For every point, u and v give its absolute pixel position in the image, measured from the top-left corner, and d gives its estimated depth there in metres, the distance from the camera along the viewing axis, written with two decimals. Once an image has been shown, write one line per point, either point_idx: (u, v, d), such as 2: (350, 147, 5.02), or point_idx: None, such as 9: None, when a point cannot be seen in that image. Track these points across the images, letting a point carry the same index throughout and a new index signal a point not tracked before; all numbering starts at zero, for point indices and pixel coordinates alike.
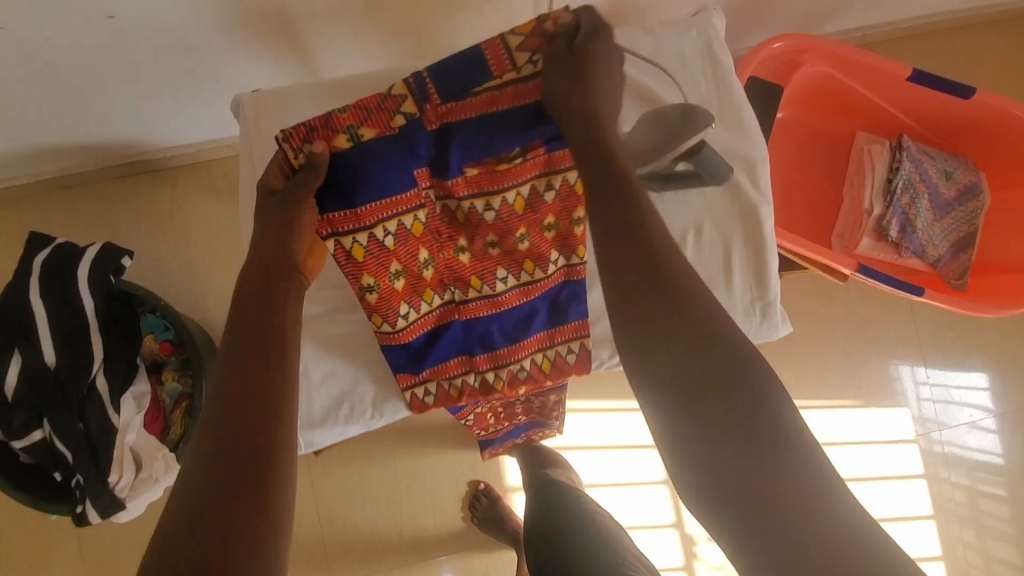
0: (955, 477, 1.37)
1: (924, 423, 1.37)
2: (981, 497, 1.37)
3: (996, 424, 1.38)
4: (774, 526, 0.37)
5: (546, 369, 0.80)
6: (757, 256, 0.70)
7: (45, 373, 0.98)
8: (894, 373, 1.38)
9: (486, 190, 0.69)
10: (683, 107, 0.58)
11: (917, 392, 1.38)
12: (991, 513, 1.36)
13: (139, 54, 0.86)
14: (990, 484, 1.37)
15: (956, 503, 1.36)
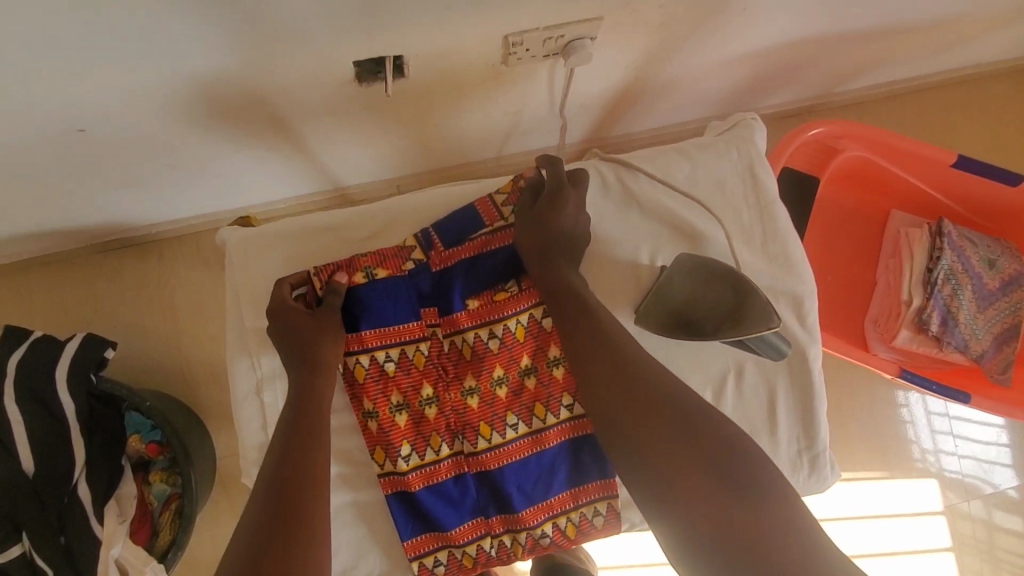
0: (972, 509, 1.30)
1: (937, 456, 1.30)
2: (998, 532, 1.29)
3: (1010, 455, 1.30)
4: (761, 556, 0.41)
5: (570, 534, 0.60)
6: (806, 400, 0.63)
7: (24, 484, 0.90)
8: (902, 401, 1.31)
9: (487, 320, 0.58)
10: (738, 279, 0.58)
11: (929, 421, 1.31)
12: (1008, 549, 1.29)
13: (118, 152, 0.79)
14: (1006, 517, 1.30)
15: (977, 540, 1.29)
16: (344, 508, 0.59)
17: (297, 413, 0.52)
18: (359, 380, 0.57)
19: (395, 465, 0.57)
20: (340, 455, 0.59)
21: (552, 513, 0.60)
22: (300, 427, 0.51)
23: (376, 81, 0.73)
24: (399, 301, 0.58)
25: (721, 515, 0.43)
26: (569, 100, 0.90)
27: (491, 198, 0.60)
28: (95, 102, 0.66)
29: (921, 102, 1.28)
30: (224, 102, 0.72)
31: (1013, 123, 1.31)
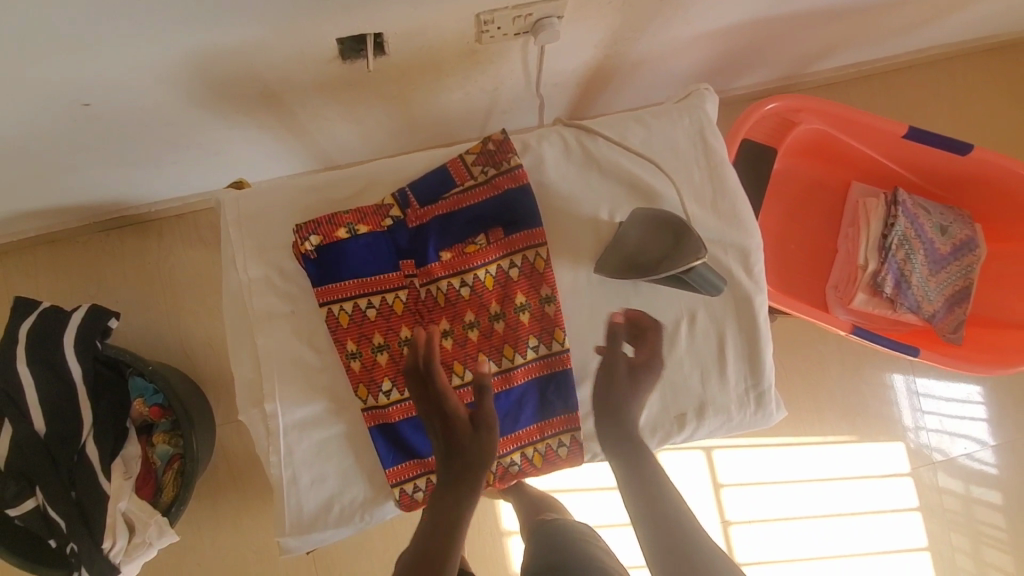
0: (949, 484, 1.36)
1: (919, 433, 1.37)
2: (977, 505, 1.36)
3: (990, 435, 1.37)
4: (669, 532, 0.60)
5: (537, 463, 0.67)
6: (752, 344, 0.70)
7: (33, 442, 0.97)
8: (889, 383, 1.37)
9: (459, 270, 0.65)
10: (682, 226, 0.63)
11: (914, 403, 1.37)
12: (987, 520, 1.36)
13: (120, 131, 0.84)
14: (987, 493, 1.36)
15: (951, 512, 1.35)
16: (333, 439, 0.65)
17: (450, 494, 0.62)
18: (343, 325, 0.63)
19: (376, 399, 0.64)
20: (327, 393, 0.64)
21: (520, 443, 0.66)
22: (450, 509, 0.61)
23: (359, 58, 0.79)
24: (380, 254, 0.64)
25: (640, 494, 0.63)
26: (544, 77, 0.96)
27: (462, 159, 0.66)
28: (98, 79, 0.72)
29: (888, 81, 1.34)
30: (218, 79, 0.78)
31: (979, 100, 1.36)
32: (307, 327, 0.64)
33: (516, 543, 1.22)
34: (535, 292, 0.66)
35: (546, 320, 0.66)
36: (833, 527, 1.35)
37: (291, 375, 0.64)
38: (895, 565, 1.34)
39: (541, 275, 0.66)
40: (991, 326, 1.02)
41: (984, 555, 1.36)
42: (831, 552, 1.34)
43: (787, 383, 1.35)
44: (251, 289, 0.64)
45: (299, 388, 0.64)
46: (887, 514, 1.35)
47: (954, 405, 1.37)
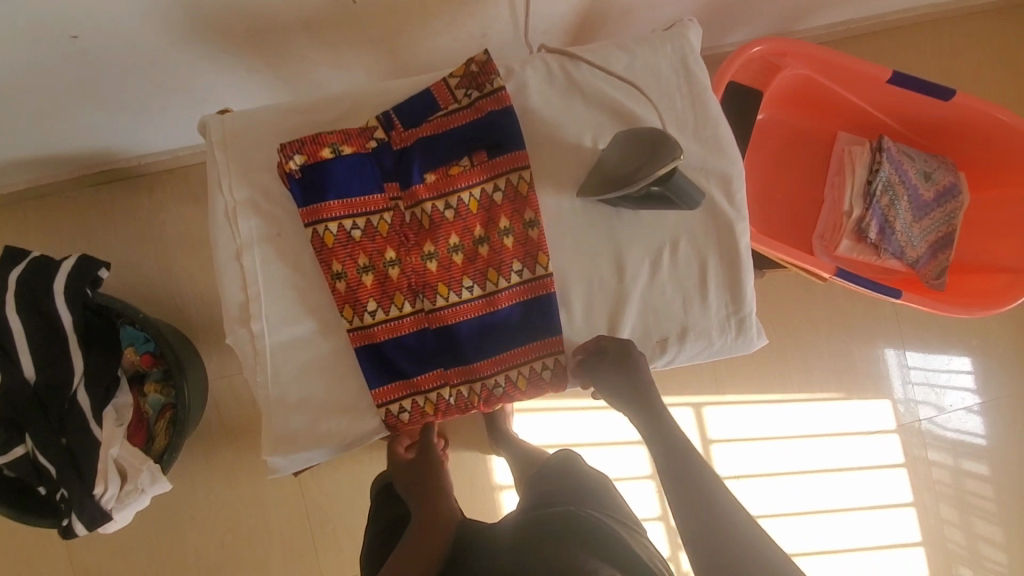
0: (936, 456, 1.38)
1: (910, 404, 1.39)
2: (966, 478, 1.39)
3: (979, 407, 1.39)
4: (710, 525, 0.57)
5: (521, 386, 0.68)
6: (733, 271, 0.70)
7: (23, 389, 0.95)
8: (880, 358, 1.38)
9: (443, 193, 0.65)
10: (658, 133, 0.63)
11: (905, 375, 1.39)
12: (975, 491, 1.39)
13: (105, 70, 0.84)
14: (974, 463, 1.39)
15: (941, 483, 1.38)
16: (319, 361, 0.65)
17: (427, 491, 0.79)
18: (327, 246, 0.64)
19: (362, 320, 0.64)
20: (312, 314, 0.65)
21: (504, 365, 0.67)
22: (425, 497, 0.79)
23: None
24: (364, 176, 0.64)
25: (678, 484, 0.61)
26: (532, 22, 0.95)
27: (445, 83, 0.66)
28: (86, 10, 0.71)
29: (878, 41, 1.34)
30: (205, 14, 0.77)
31: (970, 62, 1.36)
32: (293, 249, 0.65)
33: (510, 497, 1.20)
34: (519, 216, 0.66)
35: (530, 244, 0.66)
36: (822, 486, 1.37)
37: (277, 296, 0.65)
38: (883, 527, 1.36)
39: (525, 198, 0.66)
40: (973, 272, 1.03)
41: (969, 519, 1.38)
42: (819, 510, 1.36)
43: (776, 341, 1.36)
44: (237, 211, 0.65)
45: (285, 309, 0.65)
46: (875, 476, 1.37)
47: (943, 375, 1.39)
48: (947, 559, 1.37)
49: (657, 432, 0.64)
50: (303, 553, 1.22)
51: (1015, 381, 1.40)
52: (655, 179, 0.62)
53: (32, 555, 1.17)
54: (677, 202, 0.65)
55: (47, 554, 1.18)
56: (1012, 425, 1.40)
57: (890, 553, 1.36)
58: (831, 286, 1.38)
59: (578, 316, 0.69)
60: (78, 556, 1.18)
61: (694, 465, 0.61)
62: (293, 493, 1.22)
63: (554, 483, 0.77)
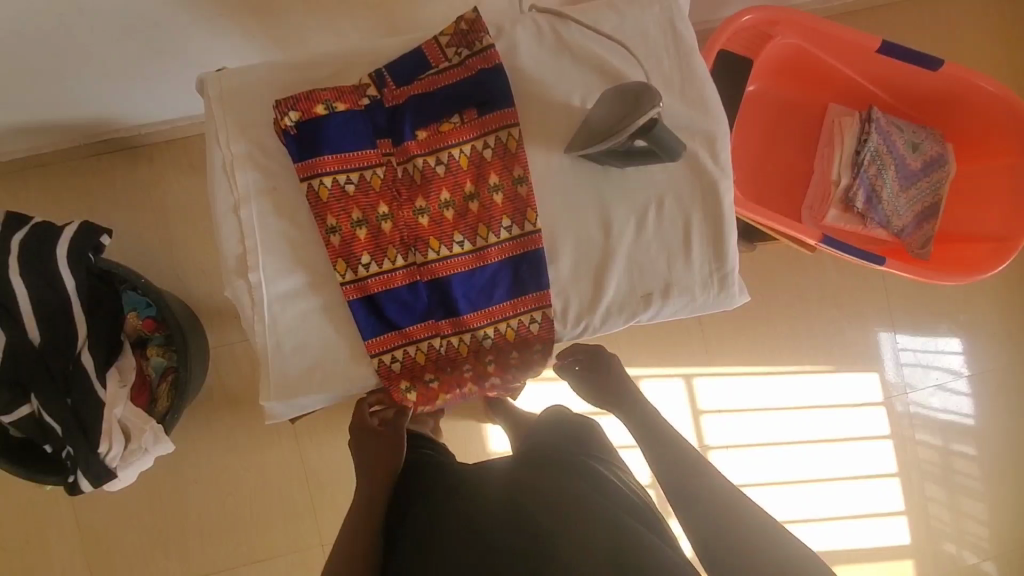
0: (924, 436, 1.41)
1: (900, 385, 1.41)
2: (955, 458, 1.42)
3: (967, 386, 1.42)
4: (709, 504, 0.65)
5: (510, 339, 0.70)
6: (716, 229, 0.72)
7: (28, 350, 0.98)
8: (871, 339, 1.41)
9: (434, 149, 0.67)
10: (640, 86, 0.65)
11: (897, 356, 1.41)
12: (963, 471, 1.42)
13: (104, 33, 0.86)
14: (962, 442, 1.42)
15: (930, 463, 1.41)
16: (314, 311, 0.68)
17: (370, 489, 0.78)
18: (322, 200, 0.65)
19: (356, 273, 0.67)
20: (308, 266, 0.67)
21: (493, 318, 0.69)
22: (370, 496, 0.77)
23: None
24: (357, 131, 0.66)
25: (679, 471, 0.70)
26: None
27: (436, 42, 0.68)
28: None
29: (874, 15, 1.34)
30: None
31: (964, 37, 1.37)
32: (289, 202, 0.67)
33: None
34: (508, 173, 0.68)
35: (518, 201, 0.68)
36: (812, 460, 1.39)
37: (273, 248, 0.67)
38: (870, 501, 1.39)
39: (515, 155, 0.68)
40: (957, 241, 1.05)
41: (956, 496, 1.41)
42: (808, 485, 1.39)
43: (766, 315, 1.39)
44: (234, 164, 0.67)
45: (281, 260, 0.67)
46: (864, 451, 1.40)
47: (932, 355, 1.41)
48: (932, 535, 1.40)
49: (657, 430, 0.76)
50: (301, 517, 1.25)
51: (1005, 362, 1.42)
52: (637, 130, 0.64)
53: (37, 514, 1.21)
54: (660, 155, 0.67)
55: (52, 513, 1.21)
56: (999, 406, 1.42)
57: (878, 525, 1.39)
58: (822, 260, 1.39)
59: (564, 271, 0.71)
60: (84, 516, 1.21)
61: (690, 456, 0.71)
62: (293, 459, 1.25)
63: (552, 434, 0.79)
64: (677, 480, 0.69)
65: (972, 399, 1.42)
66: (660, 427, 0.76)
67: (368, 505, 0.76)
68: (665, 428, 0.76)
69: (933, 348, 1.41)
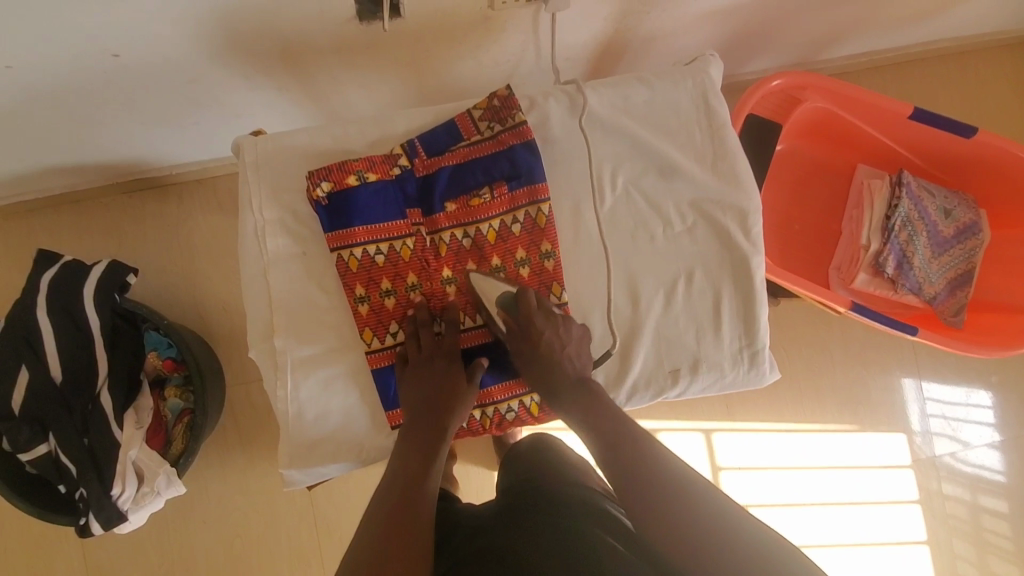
0: (954, 497, 1.36)
1: (928, 438, 1.36)
2: (985, 514, 1.36)
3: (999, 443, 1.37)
4: (652, 496, 0.57)
5: (533, 412, 0.70)
6: (748, 303, 0.71)
7: (49, 389, 0.99)
8: (898, 395, 1.37)
9: (462, 222, 0.67)
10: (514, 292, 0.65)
11: (924, 407, 1.37)
12: (994, 531, 1.36)
13: (144, 85, 0.87)
14: (993, 498, 1.36)
15: (959, 520, 1.35)
16: (337, 378, 0.67)
17: (396, 474, 0.62)
18: (352, 270, 0.66)
19: (383, 341, 0.67)
20: (333, 332, 0.67)
21: (518, 391, 0.69)
22: (398, 486, 0.62)
23: (376, 20, 0.81)
24: (389, 202, 0.66)
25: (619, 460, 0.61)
26: (555, 51, 0.98)
27: (469, 115, 0.68)
28: (128, 30, 0.74)
29: (900, 72, 1.34)
30: (242, 36, 0.80)
31: (992, 94, 1.36)
32: (318, 267, 0.67)
33: None
34: (534, 247, 0.68)
35: (544, 274, 0.68)
36: (835, 520, 1.35)
37: (299, 313, 0.66)
38: (897, 563, 1.34)
39: (541, 230, 0.67)
40: (990, 311, 1.03)
41: (989, 561, 1.35)
42: (831, 545, 1.34)
43: (791, 370, 1.35)
44: (265, 229, 0.67)
45: (306, 325, 0.67)
46: (890, 511, 1.35)
47: (961, 409, 1.37)
48: None
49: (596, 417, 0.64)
50: (310, 563, 1.23)
51: None
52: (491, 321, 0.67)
53: (47, 551, 1.20)
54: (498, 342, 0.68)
55: (61, 551, 1.20)
56: None
57: None
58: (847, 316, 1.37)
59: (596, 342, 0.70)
60: (93, 554, 1.21)
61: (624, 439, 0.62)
62: (304, 503, 1.24)
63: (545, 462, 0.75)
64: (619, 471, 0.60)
65: (1004, 456, 1.37)
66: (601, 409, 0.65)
67: (394, 510, 0.60)
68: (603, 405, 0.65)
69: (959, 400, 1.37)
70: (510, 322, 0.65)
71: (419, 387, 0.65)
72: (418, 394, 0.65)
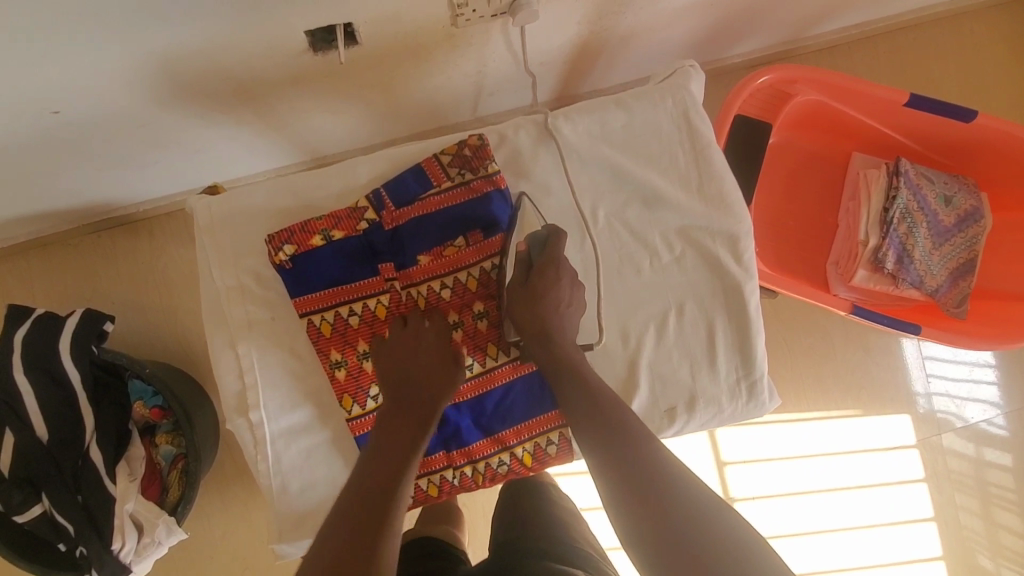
0: (959, 463, 1.35)
1: (929, 399, 1.35)
2: (988, 468, 1.35)
3: (1000, 398, 1.35)
4: (660, 516, 0.49)
5: (527, 463, 0.66)
6: (743, 333, 0.67)
7: (37, 449, 0.97)
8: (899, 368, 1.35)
9: (437, 274, 0.64)
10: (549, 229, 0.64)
11: (925, 369, 1.35)
12: (998, 484, 1.35)
13: (94, 134, 0.83)
14: (996, 453, 1.35)
15: (963, 476, 1.34)
16: (320, 445, 0.64)
17: (373, 462, 0.56)
18: (325, 335, 0.62)
19: (363, 407, 0.63)
20: (313, 400, 0.64)
21: (508, 443, 0.65)
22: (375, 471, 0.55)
23: (331, 49, 0.76)
24: (356, 260, 0.62)
25: (623, 467, 0.53)
26: (526, 58, 0.92)
27: (437, 160, 0.64)
28: (62, 84, 0.69)
29: (892, 40, 1.27)
30: (189, 79, 0.75)
31: (990, 56, 1.29)
32: (291, 334, 0.64)
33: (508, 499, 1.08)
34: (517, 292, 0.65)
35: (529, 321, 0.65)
36: (841, 505, 1.34)
37: (274, 383, 0.63)
38: (904, 541, 1.33)
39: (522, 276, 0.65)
40: (996, 300, 1.00)
41: (994, 515, 1.35)
42: (837, 530, 1.33)
43: (791, 354, 1.33)
44: (228, 297, 0.64)
45: (283, 395, 0.64)
46: (896, 491, 1.34)
47: (961, 367, 1.35)
48: (968, 550, 1.34)
49: (597, 427, 0.56)
50: None
51: None
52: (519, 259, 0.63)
53: None
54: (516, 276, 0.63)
55: None
56: None
57: (915, 562, 1.33)
58: None
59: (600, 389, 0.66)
60: None
61: (625, 443, 0.54)
62: None
63: (546, 524, 0.72)
64: (621, 482, 0.52)
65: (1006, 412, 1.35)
66: (601, 411, 0.57)
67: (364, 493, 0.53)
68: (603, 408, 0.57)
69: (960, 359, 1.35)
70: (527, 258, 0.63)
71: (406, 373, 0.60)
72: (402, 380, 0.60)
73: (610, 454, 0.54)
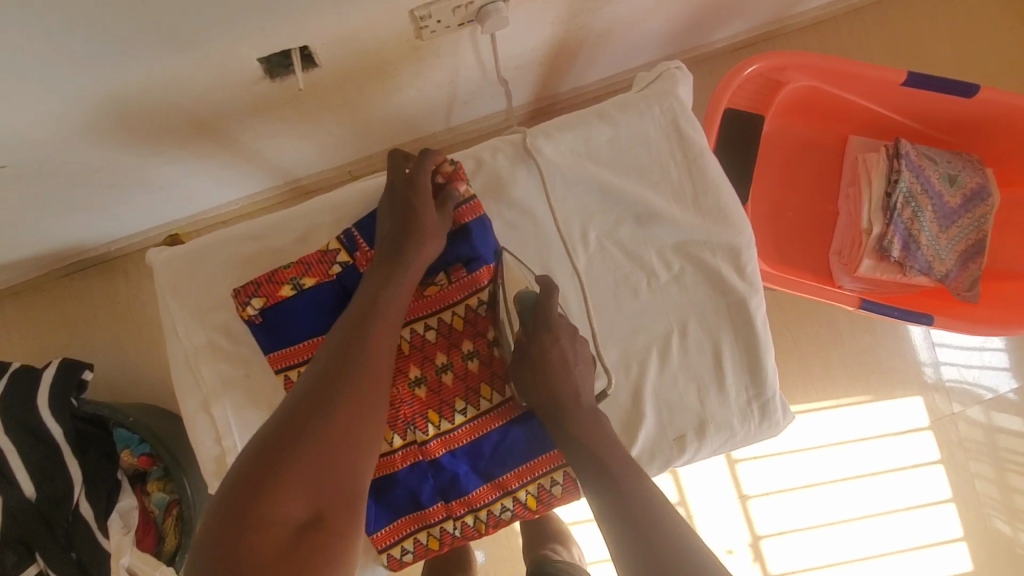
0: (972, 435, 1.27)
1: (936, 367, 1.27)
2: (999, 434, 1.26)
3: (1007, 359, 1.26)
4: None
5: (532, 506, 0.62)
6: (750, 352, 0.63)
7: (25, 508, 0.88)
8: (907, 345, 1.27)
9: (420, 314, 0.61)
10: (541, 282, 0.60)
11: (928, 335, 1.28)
12: (1010, 449, 1.26)
13: (47, 181, 0.77)
14: (1006, 417, 1.26)
15: (978, 443, 1.26)
16: None
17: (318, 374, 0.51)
18: None
19: None
20: None
21: (511, 486, 0.62)
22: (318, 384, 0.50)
23: (289, 74, 0.71)
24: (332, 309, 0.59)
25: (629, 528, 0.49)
26: (497, 62, 0.86)
27: None
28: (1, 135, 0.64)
29: (881, 12, 1.22)
30: (137, 117, 0.70)
31: (985, 19, 1.23)
32: (270, 391, 0.60)
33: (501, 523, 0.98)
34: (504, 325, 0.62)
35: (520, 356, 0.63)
36: (853, 493, 1.26)
37: None
38: (923, 525, 1.25)
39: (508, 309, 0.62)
40: (1006, 280, 0.96)
41: (1010, 480, 1.26)
42: (850, 519, 1.25)
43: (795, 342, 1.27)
44: (199, 357, 0.60)
45: None
46: (913, 475, 1.26)
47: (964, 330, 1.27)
48: (981, 514, 1.25)
49: (602, 481, 0.53)
50: None
51: None
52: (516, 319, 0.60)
53: None
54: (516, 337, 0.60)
55: None
56: None
57: (935, 549, 1.24)
58: None
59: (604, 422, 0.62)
60: None
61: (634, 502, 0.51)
62: None
63: None
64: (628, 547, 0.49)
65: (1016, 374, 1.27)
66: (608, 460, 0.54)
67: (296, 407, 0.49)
68: (608, 459, 0.54)
69: None
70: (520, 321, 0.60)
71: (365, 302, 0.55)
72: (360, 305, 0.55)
73: (616, 514, 0.51)
